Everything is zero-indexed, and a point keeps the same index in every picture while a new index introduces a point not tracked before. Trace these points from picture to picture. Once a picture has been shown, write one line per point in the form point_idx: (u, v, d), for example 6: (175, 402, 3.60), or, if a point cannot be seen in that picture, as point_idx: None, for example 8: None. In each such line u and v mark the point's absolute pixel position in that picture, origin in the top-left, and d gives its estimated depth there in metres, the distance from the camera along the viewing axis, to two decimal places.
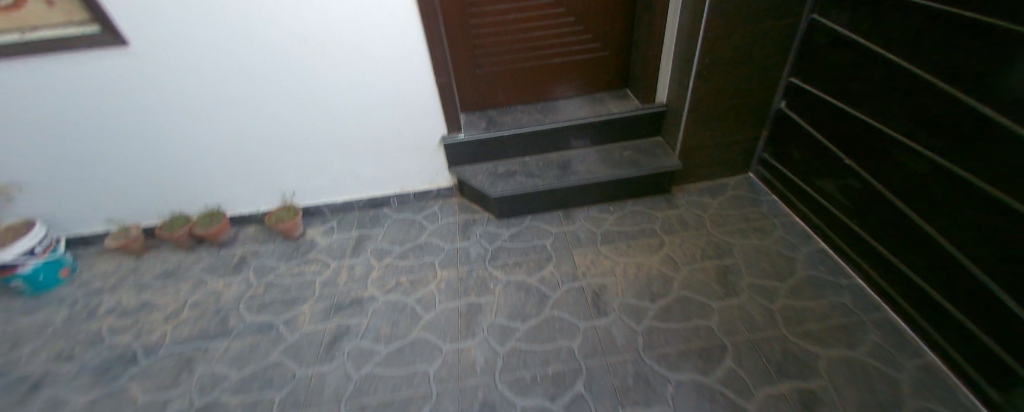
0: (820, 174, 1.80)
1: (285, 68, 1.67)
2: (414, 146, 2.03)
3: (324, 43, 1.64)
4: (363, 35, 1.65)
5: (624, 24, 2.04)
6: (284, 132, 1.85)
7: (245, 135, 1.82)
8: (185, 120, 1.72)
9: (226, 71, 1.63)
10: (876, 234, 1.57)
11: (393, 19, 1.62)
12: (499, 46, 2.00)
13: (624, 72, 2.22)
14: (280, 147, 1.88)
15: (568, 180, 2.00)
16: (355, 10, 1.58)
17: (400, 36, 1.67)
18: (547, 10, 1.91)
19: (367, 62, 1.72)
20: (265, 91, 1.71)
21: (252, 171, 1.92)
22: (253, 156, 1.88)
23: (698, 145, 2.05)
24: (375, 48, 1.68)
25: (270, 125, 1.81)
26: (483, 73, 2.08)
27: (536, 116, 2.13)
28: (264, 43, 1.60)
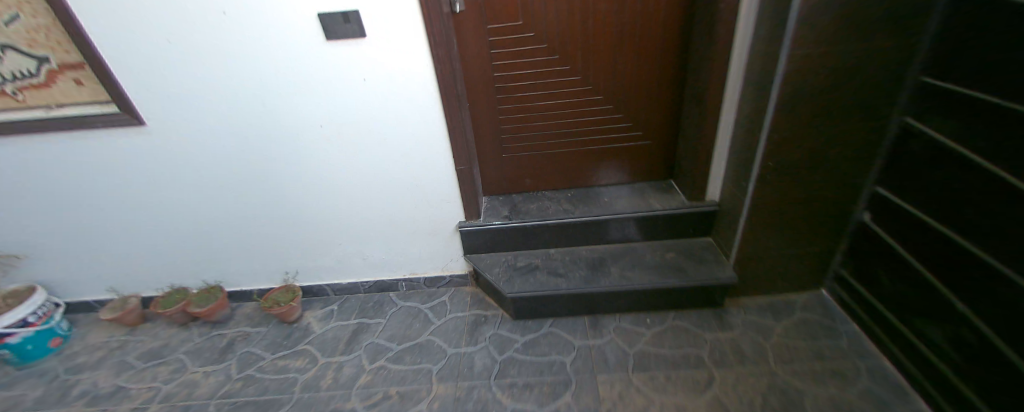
0: (909, 299, 1.48)
1: (297, 146, 1.59)
2: (428, 232, 1.84)
3: (337, 125, 1.54)
4: (376, 119, 1.53)
5: (669, 112, 1.80)
6: (295, 208, 1.76)
7: (254, 210, 1.75)
8: (196, 194, 1.69)
9: (239, 146, 1.59)
10: (994, 403, 1.22)
11: (409, 102, 1.49)
12: (528, 131, 1.82)
13: (669, 164, 1.96)
14: (287, 221, 1.79)
15: (598, 284, 1.72)
16: (370, 95, 1.48)
17: (415, 121, 1.54)
18: (583, 95, 1.74)
19: (381, 147, 1.60)
20: (276, 167, 1.64)
21: (261, 244, 1.84)
22: (260, 231, 1.81)
23: (755, 254, 1.72)
24: (389, 132, 1.56)
25: (280, 200, 1.73)
26: (510, 157, 1.90)
27: (566, 205, 1.89)
28: (278, 120, 1.53)
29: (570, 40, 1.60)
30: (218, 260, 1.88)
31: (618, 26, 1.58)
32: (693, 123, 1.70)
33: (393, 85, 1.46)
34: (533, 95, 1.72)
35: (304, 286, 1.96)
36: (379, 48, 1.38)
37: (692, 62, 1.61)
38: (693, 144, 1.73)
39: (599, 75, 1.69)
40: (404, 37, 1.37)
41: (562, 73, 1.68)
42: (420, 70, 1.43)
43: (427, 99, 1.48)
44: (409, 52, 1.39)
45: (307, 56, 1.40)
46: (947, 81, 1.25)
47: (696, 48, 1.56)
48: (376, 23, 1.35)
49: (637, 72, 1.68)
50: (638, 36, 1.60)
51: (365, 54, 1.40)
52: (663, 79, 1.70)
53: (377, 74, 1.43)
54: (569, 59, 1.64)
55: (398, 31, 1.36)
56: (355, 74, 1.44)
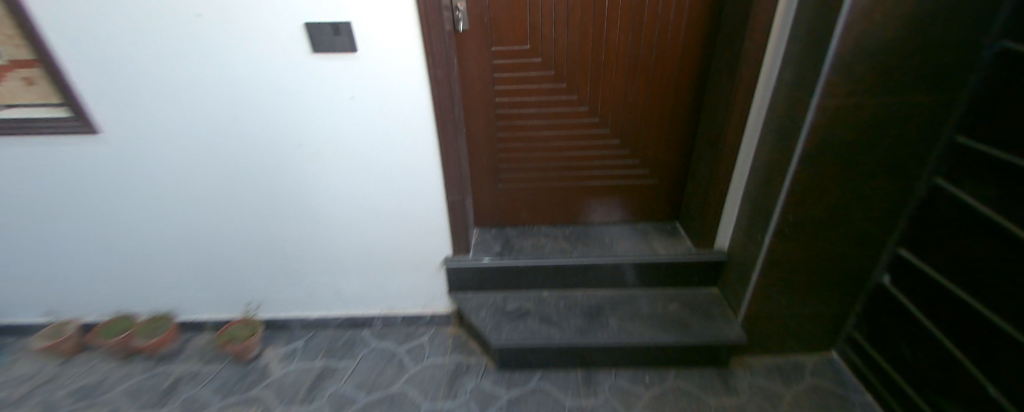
0: (931, 370, 1.36)
1: (272, 165, 1.43)
2: (410, 267, 1.67)
3: (316, 144, 1.39)
4: (361, 141, 1.38)
5: (677, 152, 1.67)
6: (263, 232, 1.58)
7: (219, 231, 1.57)
8: (155, 210, 1.52)
9: (205, 160, 1.42)
10: None
11: (400, 125, 1.34)
12: (528, 162, 1.68)
13: (675, 206, 1.82)
14: (254, 245, 1.61)
15: (594, 338, 1.55)
16: (357, 116, 1.33)
17: (406, 146, 1.39)
18: (590, 128, 1.61)
19: (364, 171, 1.44)
20: (247, 186, 1.47)
21: (224, 269, 1.65)
22: (223, 254, 1.62)
23: (766, 311, 1.57)
24: (376, 155, 1.41)
25: (248, 222, 1.55)
26: (505, 189, 1.74)
27: (563, 244, 1.73)
28: (251, 135, 1.37)
29: (580, 69, 1.49)
30: (173, 284, 1.68)
31: (633, 58, 1.47)
32: (705, 166, 1.57)
33: (384, 106, 1.31)
34: (535, 125, 1.59)
35: (266, 319, 1.77)
36: (371, 66, 1.25)
37: (708, 102, 1.50)
38: (704, 188, 1.60)
39: (608, 108, 1.57)
40: (399, 55, 1.23)
41: (569, 103, 1.55)
42: (415, 92, 1.28)
43: (422, 123, 1.34)
44: (404, 71, 1.25)
45: (288, 68, 1.25)
46: (988, 144, 1.13)
47: (713, 88, 1.46)
48: (369, 38, 1.21)
49: (650, 108, 1.57)
50: (653, 70, 1.49)
51: (355, 70, 1.25)
52: (676, 116, 1.58)
53: (366, 92, 1.29)
54: (577, 89, 1.52)
55: (393, 48, 1.22)
56: (343, 91, 1.29)
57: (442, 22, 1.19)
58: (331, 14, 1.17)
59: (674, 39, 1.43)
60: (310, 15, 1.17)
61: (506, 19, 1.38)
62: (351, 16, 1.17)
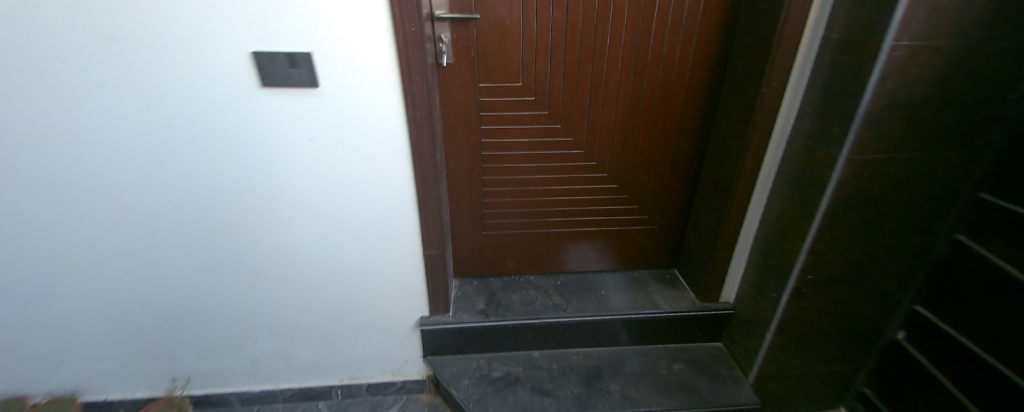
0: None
1: (210, 216, 1.18)
2: (379, 330, 1.42)
3: (270, 193, 1.15)
4: (324, 191, 1.16)
5: (677, 195, 1.55)
6: (198, 294, 1.30)
7: (142, 294, 1.28)
8: (61, 273, 1.22)
9: (125, 212, 1.15)
10: None
11: (371, 172, 1.13)
12: (516, 207, 1.50)
13: (675, 253, 1.68)
14: (186, 309, 1.33)
15: (596, 408, 1.34)
16: (319, 161, 1.11)
17: (378, 196, 1.17)
18: (585, 171, 1.45)
19: (329, 223, 1.21)
20: (179, 240, 1.21)
21: (148, 337, 1.36)
22: (147, 320, 1.33)
23: (776, 372, 1.41)
24: (341, 205, 1.18)
25: (180, 282, 1.28)
26: (489, 237, 1.55)
27: (555, 299, 1.54)
28: (185, 182, 1.12)
29: (577, 108, 1.34)
30: (81, 358, 1.37)
31: (634, 97, 1.34)
32: (711, 214, 1.44)
33: (351, 150, 1.10)
34: (524, 167, 1.41)
35: (199, 394, 1.47)
36: (336, 105, 1.04)
37: (716, 147, 1.37)
38: (710, 237, 1.46)
39: (607, 151, 1.43)
40: (371, 92, 1.03)
41: (563, 145, 1.39)
42: (389, 135, 1.08)
43: (397, 170, 1.13)
44: (376, 110, 1.05)
45: (231, 104, 1.02)
46: (1018, 202, 1.04)
47: (721, 133, 1.34)
48: (334, 73, 1.00)
49: (650, 150, 1.44)
50: (654, 111, 1.37)
51: (317, 108, 1.04)
52: (676, 159, 1.46)
53: (331, 135, 1.07)
54: (573, 129, 1.37)
55: (364, 83, 1.02)
56: (300, 132, 1.07)
57: (424, 56, 1.00)
58: (288, 43, 0.96)
59: (678, 79, 1.32)
60: (261, 44, 0.96)
61: (496, 52, 1.22)
62: (313, 46, 0.97)
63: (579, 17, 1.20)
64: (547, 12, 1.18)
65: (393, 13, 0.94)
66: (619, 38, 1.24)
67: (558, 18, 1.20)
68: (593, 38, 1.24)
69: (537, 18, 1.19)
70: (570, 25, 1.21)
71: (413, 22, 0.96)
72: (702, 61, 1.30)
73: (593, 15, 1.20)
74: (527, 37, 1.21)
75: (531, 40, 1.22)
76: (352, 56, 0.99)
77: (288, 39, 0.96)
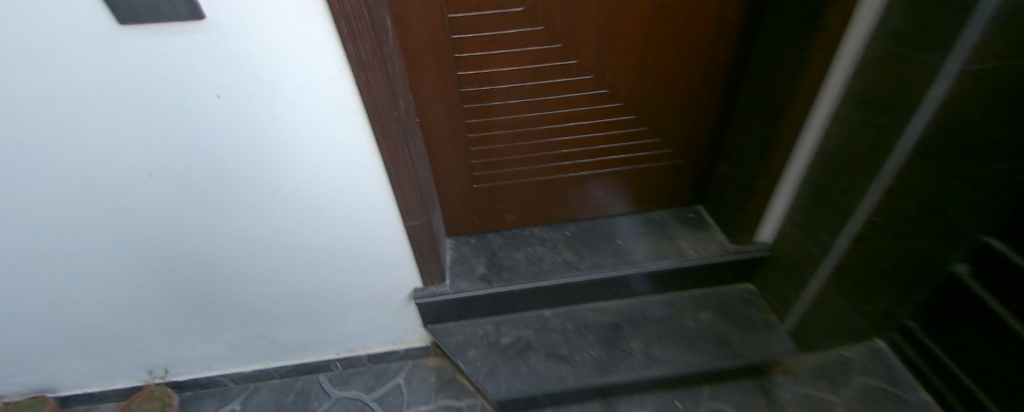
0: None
1: (114, 212, 0.87)
2: (368, 307, 1.24)
3: (186, 172, 0.83)
4: (264, 165, 0.85)
5: (701, 118, 1.28)
6: (139, 297, 1.06)
7: (68, 304, 1.04)
8: None
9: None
10: None
11: (315, 136, 0.82)
12: (512, 153, 1.24)
13: (700, 184, 1.47)
14: (131, 313, 1.09)
15: (620, 373, 1.21)
16: (240, 127, 0.78)
17: (333, 165, 0.87)
18: (593, 101, 1.18)
19: (280, 203, 0.93)
20: (85, 243, 0.92)
21: (97, 343, 1.14)
22: (88, 330, 1.10)
23: (825, 319, 1.21)
24: (285, 181, 0.89)
25: (112, 286, 1.03)
26: (482, 189, 1.31)
27: (565, 254, 1.35)
28: (62, 170, 0.80)
29: (580, 19, 1.02)
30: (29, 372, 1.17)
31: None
32: (754, 144, 1.16)
33: (280, 109, 0.76)
34: (517, 103, 1.13)
35: (186, 380, 1.35)
36: (238, 45, 0.67)
37: (766, 55, 1.05)
38: (747, 169, 1.22)
39: (621, 74, 1.14)
40: (284, 21, 0.66)
41: (564, 71, 1.10)
42: (330, 83, 0.75)
43: (352, 128, 0.82)
44: (299, 48, 0.70)
45: (79, 57, 0.66)
46: None
47: (779, 36, 0.99)
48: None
49: (674, 67, 1.14)
50: (685, 12, 1.04)
51: (209, 54, 0.68)
52: (704, 74, 1.18)
53: (245, 89, 0.72)
54: (574, 47, 1.06)
55: (267, 7, 0.64)
56: (194, 92, 0.72)
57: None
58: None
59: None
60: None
61: None
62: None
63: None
64: None
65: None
66: None
67: None
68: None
69: None
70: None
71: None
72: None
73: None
74: None
75: None
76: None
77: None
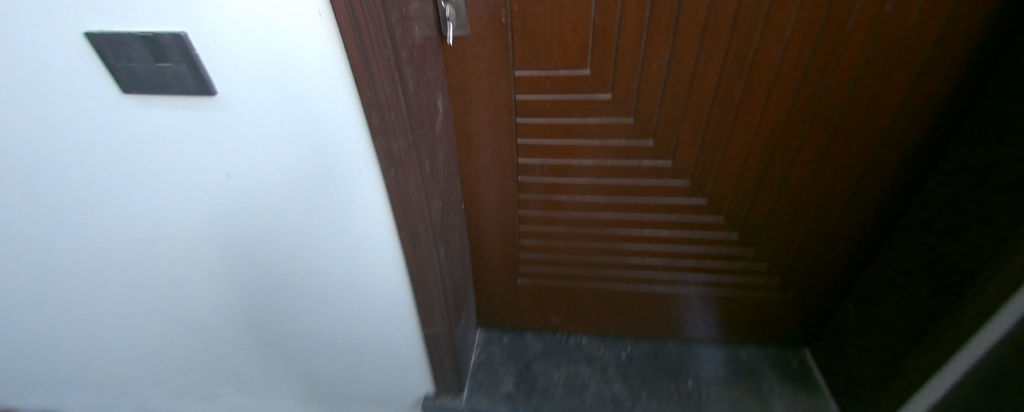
0: None
1: (102, 272, 0.78)
2: (371, 399, 1.06)
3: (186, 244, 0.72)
4: (270, 247, 0.72)
5: (841, 261, 0.92)
6: (135, 353, 0.96)
7: (62, 349, 0.95)
8: None
9: None
10: None
11: (332, 225, 0.69)
12: (569, 254, 1.02)
13: (810, 330, 1.10)
14: (125, 365, 1.00)
15: None
16: (248, 207, 0.66)
17: (346, 254, 0.73)
18: (687, 217, 0.89)
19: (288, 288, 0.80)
20: (76, 298, 0.84)
21: (93, 386, 1.07)
22: (85, 374, 1.02)
23: None
24: (289, 266, 0.75)
25: (104, 338, 0.92)
26: (526, 286, 1.10)
27: (613, 388, 1.08)
28: (48, 232, 0.72)
29: (688, 121, 0.72)
30: (36, 399, 1.12)
31: (815, 113, 0.69)
32: (900, 318, 0.81)
33: (292, 191, 0.64)
34: (583, 200, 0.88)
35: None
36: (254, 124, 0.56)
37: (937, 208, 0.72)
38: (872, 331, 0.90)
39: (735, 190, 0.82)
40: (304, 103, 0.54)
41: (657, 176, 0.81)
42: (352, 171, 0.61)
43: (373, 219, 0.68)
44: (320, 132, 0.57)
45: (79, 120, 0.57)
46: None
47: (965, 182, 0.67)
48: (239, 70, 0.51)
49: (818, 196, 0.81)
50: (857, 132, 0.71)
51: (218, 130, 0.56)
52: (863, 212, 0.82)
53: (255, 172, 0.61)
54: (677, 151, 0.77)
55: (286, 88, 0.52)
56: (200, 165, 0.61)
57: (399, 45, 0.50)
58: (126, 16, 0.46)
59: (932, 81, 0.64)
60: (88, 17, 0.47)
61: (542, 25, 0.63)
62: (186, 22, 0.47)
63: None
64: None
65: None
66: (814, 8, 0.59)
67: None
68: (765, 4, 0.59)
69: None
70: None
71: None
72: (1012, 39, 0.58)
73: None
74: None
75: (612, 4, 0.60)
76: (259, 38, 0.48)
77: (133, 3, 0.45)
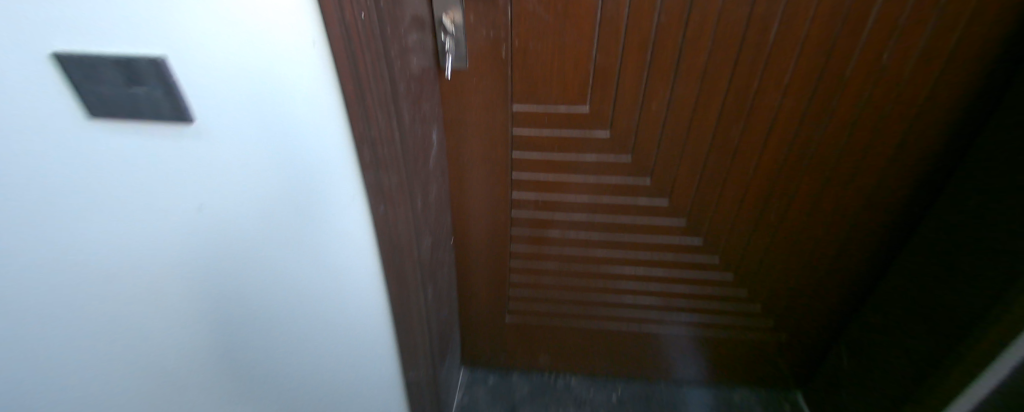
0: None
1: None
2: None
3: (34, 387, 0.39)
4: (216, 341, 0.53)
5: (834, 305, 0.91)
6: None
7: None
8: None
9: None
10: None
11: (308, 276, 0.60)
12: (559, 291, 0.98)
13: (801, 374, 1.08)
14: None
15: None
16: (197, 284, 0.49)
17: (321, 309, 0.64)
18: (682, 257, 0.86)
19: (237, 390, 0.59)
20: None
21: None
22: None
23: None
24: (251, 355, 0.58)
25: None
26: (512, 323, 1.05)
27: None
28: None
29: (686, 163, 0.71)
30: None
31: (812, 159, 0.69)
32: (897, 366, 0.80)
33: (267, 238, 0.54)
34: (577, 237, 0.85)
35: None
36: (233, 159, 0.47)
37: (937, 257, 0.71)
38: (864, 376, 0.88)
39: (731, 231, 0.81)
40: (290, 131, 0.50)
41: (653, 216, 0.79)
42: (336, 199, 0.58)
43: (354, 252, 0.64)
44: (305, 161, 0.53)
45: None
46: None
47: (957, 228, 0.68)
48: (218, 96, 0.43)
49: (810, 240, 0.80)
50: (851, 178, 0.71)
51: (186, 173, 0.45)
52: (855, 256, 0.82)
53: (215, 232, 0.48)
54: (674, 191, 0.75)
55: (265, 120, 0.47)
56: (154, 221, 0.45)
57: (399, 79, 0.49)
58: None
59: (922, 129, 0.65)
60: None
61: (543, 61, 0.61)
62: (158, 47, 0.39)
63: (748, 7, 0.56)
64: None
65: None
66: (813, 56, 0.59)
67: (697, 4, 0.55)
68: (766, 51, 0.59)
69: None
70: (722, 24, 0.57)
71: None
72: (1000, 93, 0.60)
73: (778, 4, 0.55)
74: (610, 40, 0.59)
75: (615, 44, 0.59)
76: (246, 62, 0.43)
77: None
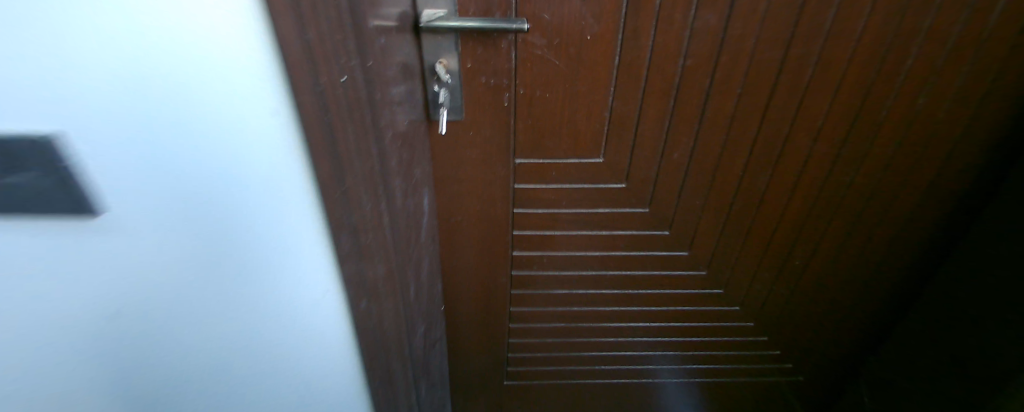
0: None
1: None
2: None
3: None
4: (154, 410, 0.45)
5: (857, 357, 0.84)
6: None
7: None
8: None
9: None
10: None
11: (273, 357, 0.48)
12: (564, 349, 0.87)
13: None
14: None
15: None
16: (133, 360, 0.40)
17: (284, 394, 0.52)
18: (701, 307, 0.78)
19: None
20: None
21: None
22: None
23: None
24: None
25: None
26: (512, 386, 0.94)
27: None
28: None
29: (708, 212, 0.64)
30: None
31: (841, 206, 0.64)
32: None
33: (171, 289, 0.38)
34: (587, 293, 0.76)
35: None
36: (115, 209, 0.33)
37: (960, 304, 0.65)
38: None
39: (754, 280, 0.73)
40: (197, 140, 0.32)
41: (670, 267, 0.72)
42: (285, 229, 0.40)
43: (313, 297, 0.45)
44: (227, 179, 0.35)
45: None
46: None
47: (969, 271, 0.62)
48: (111, 135, 0.29)
49: (835, 291, 0.74)
50: (883, 225, 0.65)
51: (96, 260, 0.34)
52: (884, 307, 0.76)
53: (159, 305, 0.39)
54: (693, 242, 0.68)
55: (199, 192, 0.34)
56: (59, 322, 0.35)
57: (390, 151, 0.38)
58: None
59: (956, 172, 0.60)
60: None
61: (552, 109, 0.53)
62: (24, 111, 0.26)
63: (781, 50, 0.50)
64: (684, 40, 0.48)
65: (303, 41, 0.28)
66: (845, 99, 0.54)
67: (726, 46, 0.49)
68: (797, 95, 0.53)
69: (668, 34, 0.48)
70: (752, 67, 0.51)
71: (358, 58, 0.31)
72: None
73: (812, 45, 0.49)
74: (628, 87, 0.51)
75: (633, 91, 0.52)
76: (115, 47, 0.26)
77: None
